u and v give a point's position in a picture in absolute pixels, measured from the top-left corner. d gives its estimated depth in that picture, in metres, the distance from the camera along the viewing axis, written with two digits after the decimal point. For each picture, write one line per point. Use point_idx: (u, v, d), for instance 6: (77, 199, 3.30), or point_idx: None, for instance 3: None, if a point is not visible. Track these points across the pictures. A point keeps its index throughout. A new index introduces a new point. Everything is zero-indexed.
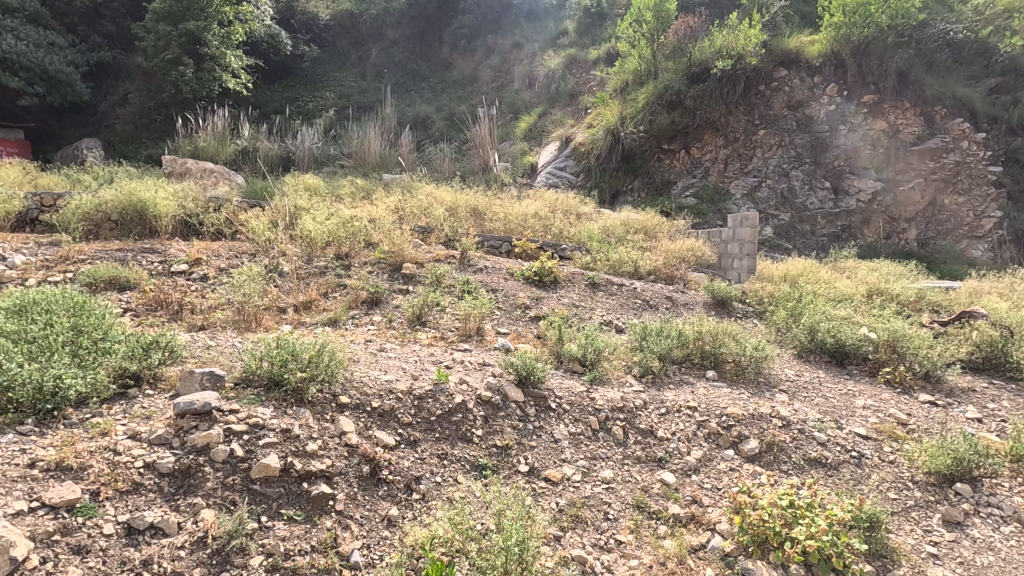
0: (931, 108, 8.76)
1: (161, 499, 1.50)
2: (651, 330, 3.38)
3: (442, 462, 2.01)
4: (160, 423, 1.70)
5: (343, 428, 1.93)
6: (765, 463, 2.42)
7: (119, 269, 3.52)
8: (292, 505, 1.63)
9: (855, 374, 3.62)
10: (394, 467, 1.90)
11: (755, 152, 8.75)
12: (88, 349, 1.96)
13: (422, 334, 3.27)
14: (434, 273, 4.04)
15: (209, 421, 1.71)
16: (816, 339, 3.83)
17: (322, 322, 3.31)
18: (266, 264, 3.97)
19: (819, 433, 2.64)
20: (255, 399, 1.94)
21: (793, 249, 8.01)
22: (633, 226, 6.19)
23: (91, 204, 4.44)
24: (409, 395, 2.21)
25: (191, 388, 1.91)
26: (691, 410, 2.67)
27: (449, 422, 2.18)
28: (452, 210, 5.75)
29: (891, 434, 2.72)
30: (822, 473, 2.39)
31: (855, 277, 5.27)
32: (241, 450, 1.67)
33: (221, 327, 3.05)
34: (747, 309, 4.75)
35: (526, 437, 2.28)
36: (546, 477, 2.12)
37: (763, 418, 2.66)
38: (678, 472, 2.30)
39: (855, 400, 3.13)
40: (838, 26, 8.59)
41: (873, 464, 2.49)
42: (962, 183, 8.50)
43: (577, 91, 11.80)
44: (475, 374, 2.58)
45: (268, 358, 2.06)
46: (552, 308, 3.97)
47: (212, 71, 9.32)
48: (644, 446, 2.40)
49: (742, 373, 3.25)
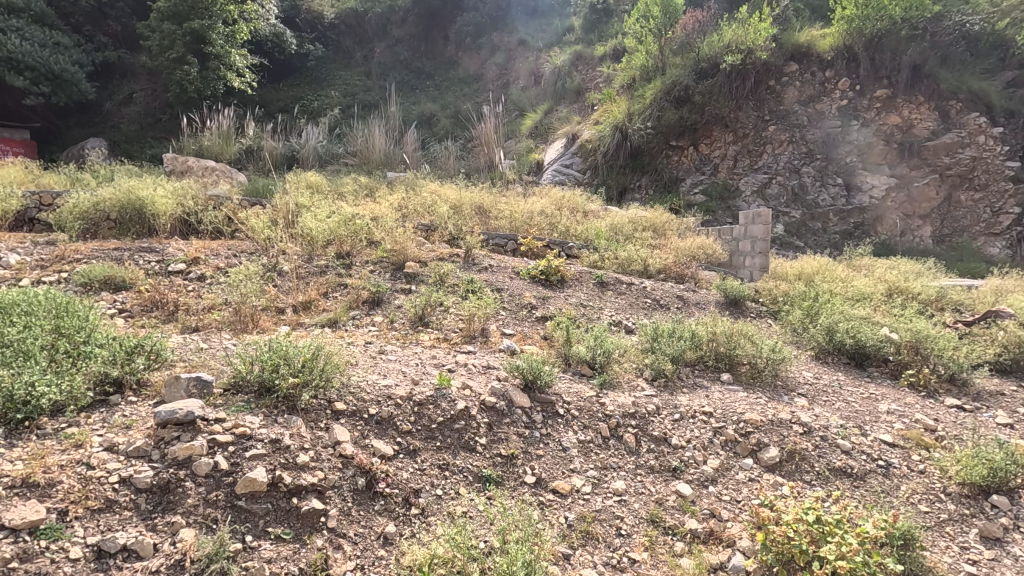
0: (946, 101, 8.53)
1: (137, 518, 1.39)
2: (663, 331, 3.24)
3: (442, 474, 1.89)
4: (139, 434, 1.59)
5: (337, 438, 1.81)
6: (786, 472, 2.29)
7: (115, 268, 3.45)
8: (280, 522, 1.52)
9: (876, 377, 3.47)
10: (392, 479, 1.79)
11: (765, 148, 8.56)
12: (67, 354, 1.84)
13: (425, 336, 3.15)
14: (438, 272, 3.91)
15: (192, 431, 1.59)
16: (835, 340, 3.66)
17: (322, 323, 3.20)
18: (265, 263, 3.87)
19: (843, 440, 2.49)
20: (244, 407, 1.82)
21: (805, 247, 7.80)
22: (641, 223, 6.05)
23: (89, 203, 4.36)
24: (408, 401, 2.10)
25: (177, 395, 1.80)
26: (707, 416, 2.53)
27: (450, 430, 2.06)
28: (456, 207, 5.61)
29: (920, 442, 2.57)
30: (848, 484, 2.24)
31: (873, 275, 5.08)
32: (226, 462, 1.55)
33: (217, 329, 2.95)
34: (760, 309, 4.59)
35: (533, 445, 2.16)
36: (554, 489, 1.99)
37: (783, 424, 2.52)
38: (695, 483, 2.16)
39: (878, 405, 2.97)
40: (850, 20, 8.42)
41: (901, 475, 2.33)
42: (979, 180, 8.25)
43: (583, 88, 11.65)
44: (479, 378, 2.46)
45: (260, 361, 1.95)
46: (559, 307, 3.84)
47: (216, 70, 9.25)
48: (658, 455, 2.27)
49: (759, 376, 3.10)
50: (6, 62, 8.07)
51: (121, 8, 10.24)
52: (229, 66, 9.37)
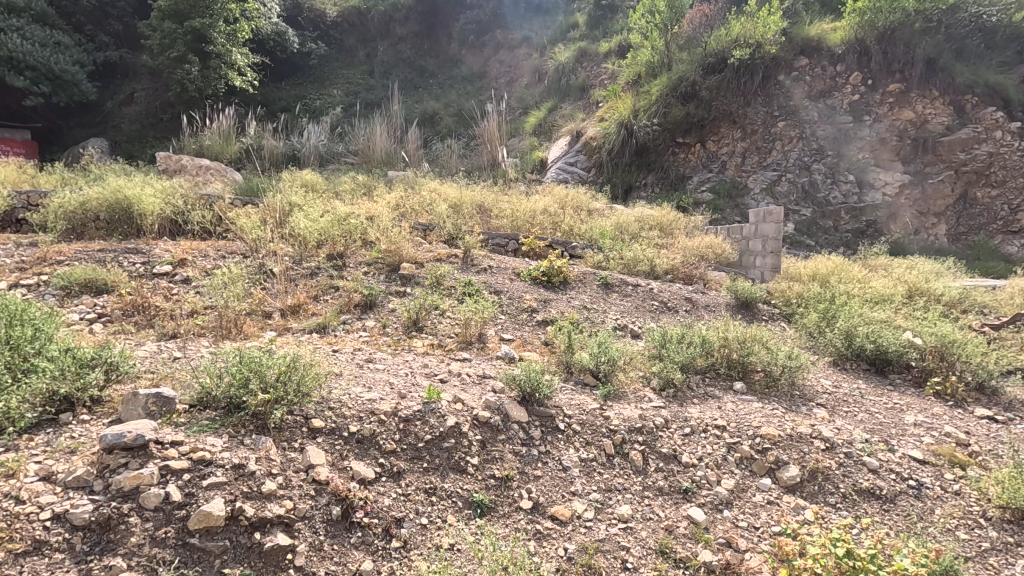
0: (961, 96, 8.25)
1: (70, 561, 1.22)
2: (671, 337, 3.03)
3: (429, 499, 1.71)
4: (81, 462, 1.42)
5: (311, 461, 1.65)
6: (808, 494, 2.08)
7: (97, 270, 3.30)
8: (239, 562, 1.35)
9: (900, 385, 3.25)
10: (372, 507, 1.61)
11: (774, 145, 8.32)
12: (8, 368, 1.67)
13: (418, 342, 2.97)
14: (434, 274, 3.72)
15: (142, 457, 1.43)
16: (854, 346, 3.44)
17: (309, 328, 3.03)
18: (252, 264, 3.70)
19: (869, 458, 2.28)
20: (208, 427, 1.65)
21: (816, 246, 7.54)
22: (648, 222, 5.84)
23: (76, 203, 4.22)
24: (393, 417, 1.92)
25: (134, 413, 1.64)
26: (719, 431, 2.33)
27: (439, 449, 1.88)
28: (456, 206, 5.41)
29: (953, 459, 2.35)
30: (877, 508, 2.04)
31: (891, 275, 4.84)
32: (179, 493, 1.38)
33: (197, 335, 2.78)
34: (773, 311, 4.37)
35: (530, 464, 1.97)
36: (552, 516, 1.80)
37: (803, 440, 2.32)
38: (708, 507, 1.96)
39: (904, 417, 2.76)
40: (862, 12, 8.17)
41: (935, 496, 2.12)
42: (996, 176, 7.92)
43: (588, 84, 11.44)
44: (473, 391, 2.27)
45: (230, 374, 1.79)
46: (561, 310, 3.64)
47: (217, 69, 9.11)
48: (667, 475, 2.08)
49: (774, 385, 2.89)
50: (6, 62, 7.97)
51: (123, 8, 10.11)
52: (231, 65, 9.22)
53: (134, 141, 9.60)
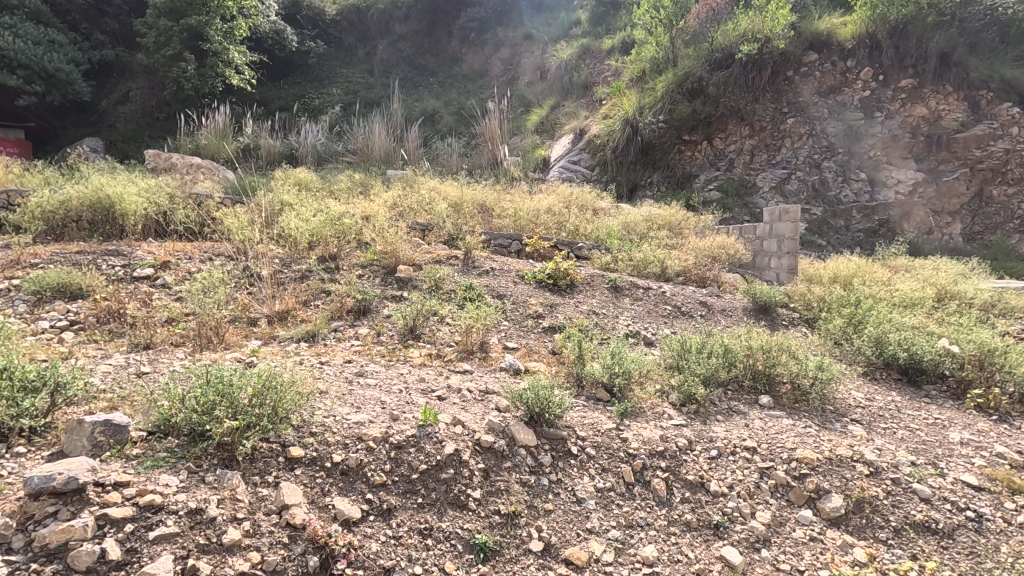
0: (976, 91, 7.96)
1: None
2: (690, 345, 2.78)
3: (423, 542, 1.47)
4: (2, 511, 1.20)
5: (285, 501, 1.41)
6: (854, 529, 1.84)
7: (72, 274, 3.06)
8: None
9: (936, 397, 3.00)
10: (357, 555, 1.37)
11: (784, 142, 8.08)
12: None
13: (415, 352, 2.73)
14: (432, 277, 3.48)
15: (77, 504, 1.21)
16: (886, 354, 3.19)
17: (297, 336, 2.79)
18: (238, 268, 3.47)
19: (920, 485, 2.03)
20: (164, 461, 1.42)
21: (828, 247, 7.28)
22: (656, 221, 5.58)
23: (55, 203, 3.98)
24: (384, 443, 1.68)
25: (78, 444, 1.42)
26: (749, 454, 2.09)
27: (436, 480, 1.64)
28: (457, 206, 5.17)
29: (1011, 485, 2.09)
30: (934, 545, 1.79)
31: (917, 277, 4.58)
32: (117, 549, 1.17)
33: (173, 347, 2.55)
34: (793, 316, 4.12)
35: (540, 497, 1.73)
36: (567, 560, 1.56)
37: (844, 464, 2.08)
38: (743, 546, 1.72)
39: (949, 435, 2.50)
40: (873, 6, 7.90)
41: (998, 530, 1.86)
42: (1014, 174, 7.62)
43: (591, 81, 11.20)
44: (475, 411, 2.03)
45: (193, 397, 1.55)
46: (569, 316, 3.40)
47: (213, 66, 8.84)
48: (695, 507, 1.83)
49: (804, 400, 2.64)
50: None
51: (119, 6, 9.88)
52: (227, 64, 8.98)
53: (130, 141, 9.37)
